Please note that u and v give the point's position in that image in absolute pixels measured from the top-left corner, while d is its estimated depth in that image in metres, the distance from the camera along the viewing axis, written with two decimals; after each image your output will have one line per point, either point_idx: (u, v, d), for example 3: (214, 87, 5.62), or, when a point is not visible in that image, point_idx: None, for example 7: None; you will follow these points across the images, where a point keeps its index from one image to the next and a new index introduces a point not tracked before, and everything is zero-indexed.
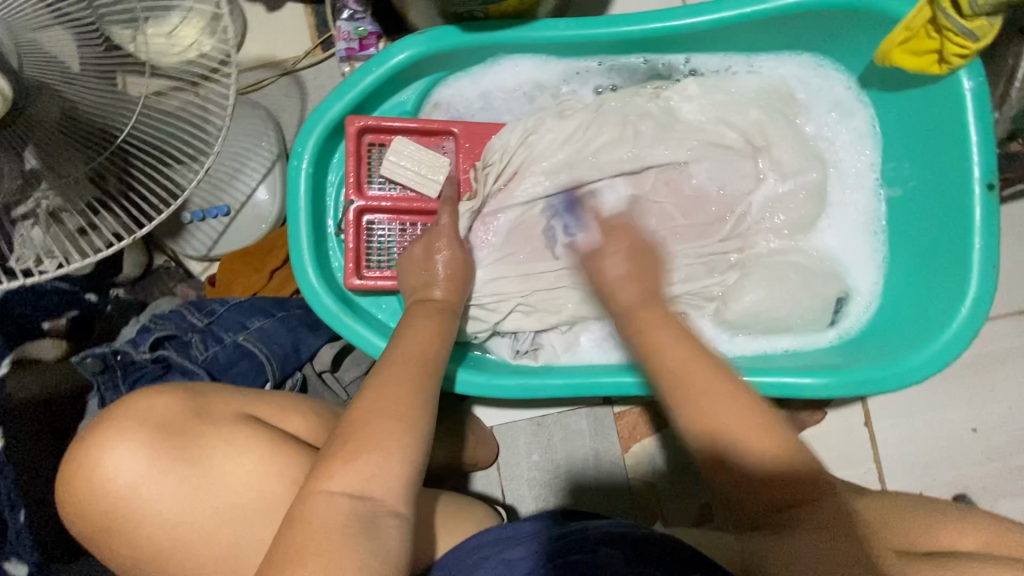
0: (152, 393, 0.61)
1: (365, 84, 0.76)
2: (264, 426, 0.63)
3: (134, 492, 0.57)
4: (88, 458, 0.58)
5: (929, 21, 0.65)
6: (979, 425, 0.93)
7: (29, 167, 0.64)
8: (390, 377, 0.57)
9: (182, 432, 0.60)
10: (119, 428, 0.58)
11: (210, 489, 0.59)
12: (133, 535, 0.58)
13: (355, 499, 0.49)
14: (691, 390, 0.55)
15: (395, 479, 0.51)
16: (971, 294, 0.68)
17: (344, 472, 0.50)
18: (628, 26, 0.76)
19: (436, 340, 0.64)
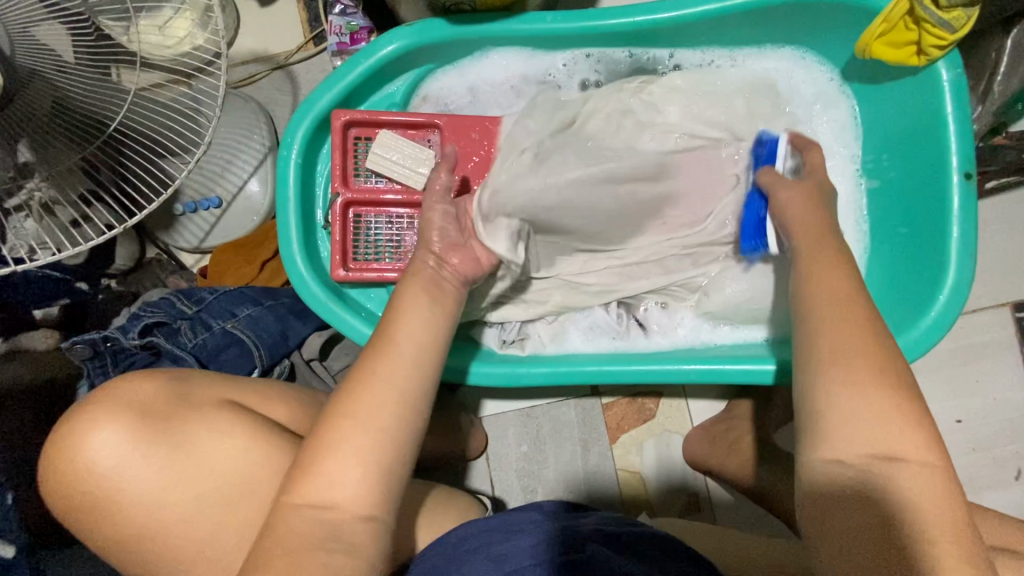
0: (139, 377, 0.62)
1: (353, 75, 0.78)
2: (247, 412, 0.63)
3: (115, 473, 0.58)
4: (72, 438, 0.58)
5: (906, 12, 0.67)
6: (964, 416, 0.93)
7: (21, 160, 0.64)
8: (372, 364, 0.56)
9: (166, 415, 0.60)
10: (103, 410, 0.59)
11: (190, 473, 0.59)
12: (114, 516, 0.58)
13: (319, 510, 0.50)
14: (834, 359, 0.50)
15: (375, 465, 0.51)
16: (947, 287, 0.69)
17: (312, 484, 0.51)
18: (614, 20, 0.77)
19: (433, 313, 0.61)
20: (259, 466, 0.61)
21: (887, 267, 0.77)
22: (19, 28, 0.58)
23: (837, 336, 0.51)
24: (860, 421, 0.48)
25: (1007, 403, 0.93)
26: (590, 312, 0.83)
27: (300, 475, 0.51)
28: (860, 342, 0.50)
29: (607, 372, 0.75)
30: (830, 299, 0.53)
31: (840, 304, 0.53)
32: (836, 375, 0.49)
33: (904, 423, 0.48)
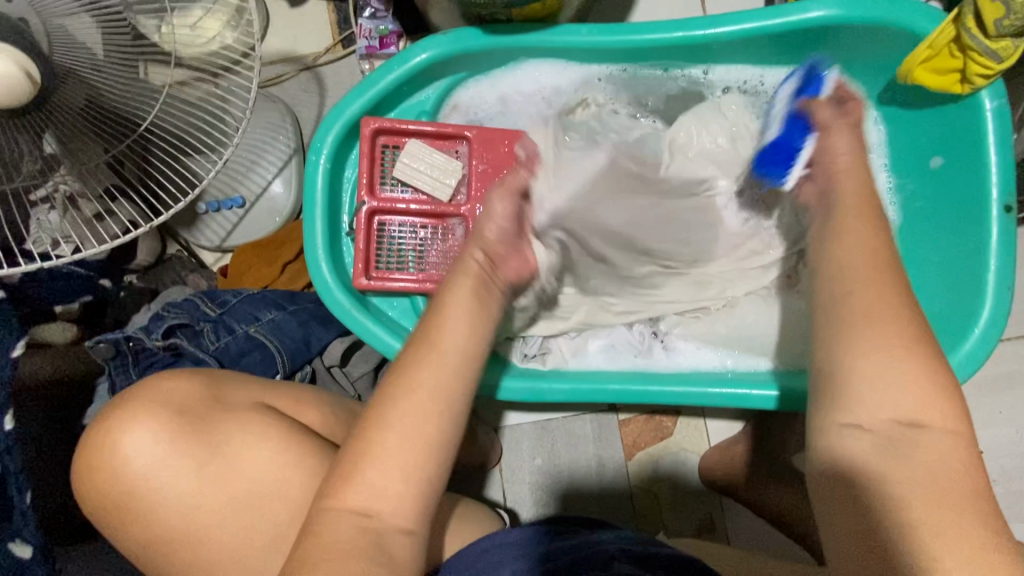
0: (174, 376, 0.62)
1: (385, 83, 0.77)
2: (281, 415, 0.63)
3: (150, 472, 0.58)
4: (108, 435, 0.58)
5: (952, 40, 0.65)
6: (986, 448, 0.92)
7: (47, 152, 0.63)
8: (412, 364, 0.53)
9: (199, 416, 0.60)
10: (141, 408, 0.59)
11: (225, 475, 0.59)
12: (144, 514, 0.58)
13: (361, 517, 0.47)
14: (856, 344, 0.48)
15: (409, 499, 0.48)
16: (981, 320, 0.67)
17: (355, 485, 0.48)
18: (649, 34, 0.76)
19: (473, 323, 0.57)
20: (301, 464, 0.60)
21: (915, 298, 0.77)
22: (55, 24, 0.59)
23: (880, 310, 0.48)
24: (885, 392, 0.46)
25: None
26: (612, 329, 0.82)
27: (345, 475, 0.48)
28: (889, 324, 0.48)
29: (629, 392, 0.74)
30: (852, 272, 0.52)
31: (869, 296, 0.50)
32: (874, 360, 0.47)
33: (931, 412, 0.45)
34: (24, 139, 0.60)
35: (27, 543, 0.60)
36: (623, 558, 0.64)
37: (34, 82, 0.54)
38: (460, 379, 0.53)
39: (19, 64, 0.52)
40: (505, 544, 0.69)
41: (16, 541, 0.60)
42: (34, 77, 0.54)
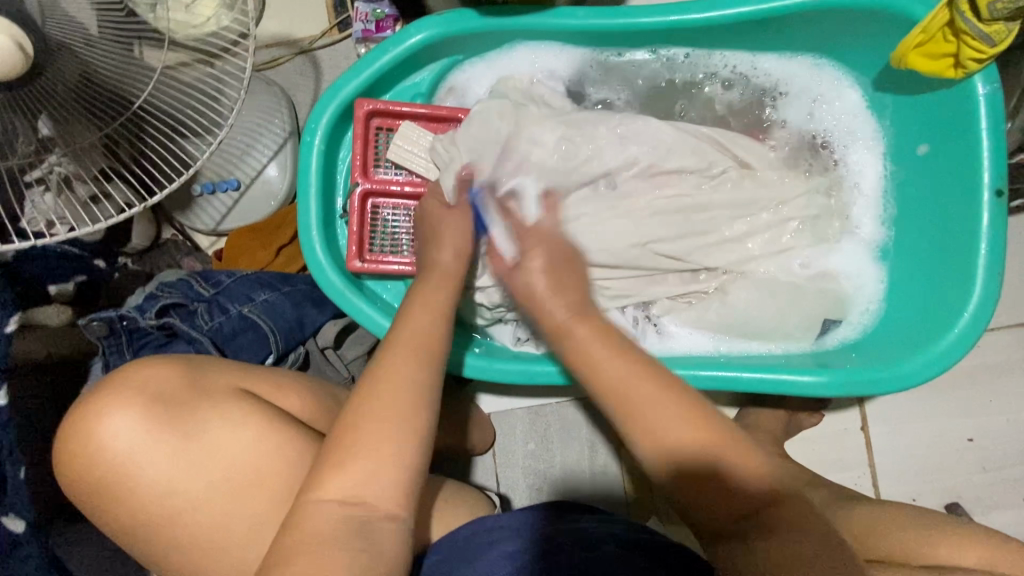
0: (148, 363, 0.60)
1: (380, 63, 0.77)
2: (261, 400, 0.62)
3: (130, 460, 0.57)
4: (86, 419, 0.57)
5: (946, 24, 0.65)
6: (976, 435, 0.93)
7: (42, 135, 0.63)
8: (384, 364, 0.56)
9: (181, 403, 0.59)
10: (118, 395, 0.58)
11: (207, 462, 0.58)
12: (125, 500, 0.57)
13: (346, 505, 0.50)
14: (629, 406, 0.59)
15: (392, 484, 0.51)
16: (970, 306, 0.68)
17: (340, 476, 0.50)
18: (645, 18, 0.76)
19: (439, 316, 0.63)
20: (283, 450, 0.59)
21: (905, 284, 0.77)
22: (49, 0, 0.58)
23: (606, 362, 0.61)
24: (672, 439, 0.57)
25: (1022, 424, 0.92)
26: (606, 313, 0.83)
27: (328, 468, 0.51)
28: (675, 413, 0.58)
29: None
30: (622, 388, 0.60)
31: (640, 386, 0.60)
32: (638, 420, 0.58)
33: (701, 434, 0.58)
34: (17, 117, 0.60)
35: (20, 517, 0.61)
36: (609, 540, 0.66)
37: (27, 55, 0.54)
38: (428, 363, 0.57)
39: (13, 38, 0.53)
40: (496, 527, 0.70)
41: (9, 514, 0.60)
42: (27, 50, 0.54)
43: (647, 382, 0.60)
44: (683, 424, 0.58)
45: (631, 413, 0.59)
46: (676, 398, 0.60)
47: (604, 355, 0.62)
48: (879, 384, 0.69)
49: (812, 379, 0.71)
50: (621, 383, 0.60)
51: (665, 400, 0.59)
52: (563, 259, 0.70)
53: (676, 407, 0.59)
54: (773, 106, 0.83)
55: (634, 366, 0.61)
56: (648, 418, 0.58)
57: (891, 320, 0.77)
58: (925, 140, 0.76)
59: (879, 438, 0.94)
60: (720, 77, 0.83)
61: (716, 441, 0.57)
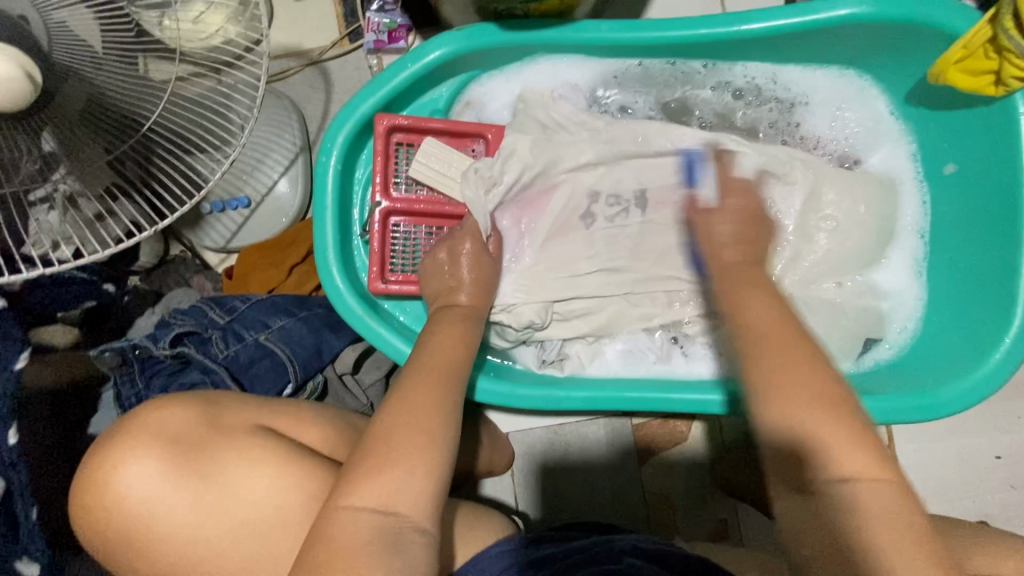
0: (165, 404, 0.57)
1: (397, 80, 0.74)
2: (281, 438, 0.59)
3: (149, 507, 0.54)
4: (104, 465, 0.54)
5: (988, 40, 0.63)
6: (1003, 452, 0.91)
7: (46, 151, 0.60)
8: (416, 384, 0.56)
9: (197, 446, 0.56)
10: (136, 440, 0.55)
11: (231, 504, 0.56)
12: (144, 552, 0.54)
13: (379, 514, 0.48)
14: (771, 349, 0.55)
15: (422, 495, 0.50)
16: (1012, 328, 0.66)
17: (370, 484, 0.49)
18: (671, 31, 0.73)
19: (460, 347, 0.63)
20: (304, 491, 0.57)
21: (943, 304, 0.75)
22: (54, 21, 0.56)
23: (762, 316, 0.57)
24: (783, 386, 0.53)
25: None
26: (630, 335, 0.80)
27: (359, 474, 0.49)
28: (802, 368, 0.54)
29: (645, 399, 0.73)
30: (765, 332, 0.56)
31: (767, 333, 0.56)
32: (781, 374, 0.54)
33: (829, 406, 0.52)
34: (20, 137, 0.58)
35: (35, 560, 0.59)
36: (633, 556, 0.66)
37: (35, 83, 0.52)
38: (453, 391, 0.57)
39: (21, 65, 0.50)
40: (518, 554, 0.68)
41: (23, 559, 0.58)
42: (35, 78, 0.51)
43: (792, 356, 0.54)
44: (804, 384, 0.53)
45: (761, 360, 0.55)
46: (797, 360, 0.54)
47: (760, 301, 0.59)
48: (920, 411, 0.67)
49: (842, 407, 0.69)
50: (764, 331, 0.56)
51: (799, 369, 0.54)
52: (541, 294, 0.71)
53: (804, 373, 0.54)
54: (798, 117, 0.80)
55: (783, 329, 0.56)
56: (768, 378, 0.54)
57: (929, 341, 0.75)
58: (951, 160, 0.74)
59: (905, 455, 0.92)
60: (744, 89, 0.80)
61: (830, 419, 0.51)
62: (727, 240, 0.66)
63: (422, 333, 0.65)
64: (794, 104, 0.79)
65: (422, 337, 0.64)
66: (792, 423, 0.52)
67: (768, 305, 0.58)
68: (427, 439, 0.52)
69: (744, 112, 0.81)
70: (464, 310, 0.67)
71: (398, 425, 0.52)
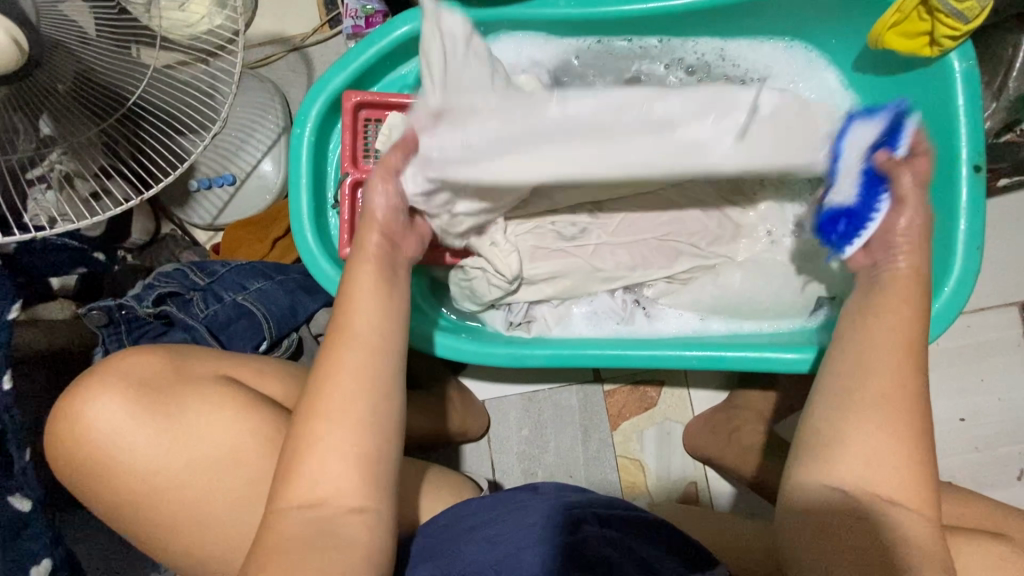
0: (135, 352, 0.63)
1: (366, 56, 0.79)
2: (241, 386, 0.64)
3: (114, 441, 0.59)
4: (77, 403, 0.60)
5: (920, 4, 0.66)
6: (967, 414, 0.93)
7: (43, 133, 0.66)
8: (337, 355, 0.55)
9: (161, 387, 0.61)
10: (105, 381, 0.60)
11: (188, 443, 0.60)
12: (106, 481, 0.59)
13: (306, 510, 0.52)
14: (852, 397, 0.52)
15: (349, 482, 0.52)
16: (952, 278, 0.68)
17: (300, 484, 0.52)
18: (625, 7, 0.77)
19: (387, 297, 0.59)
20: (261, 432, 0.61)
21: None
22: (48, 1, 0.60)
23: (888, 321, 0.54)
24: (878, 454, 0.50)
25: (1013, 403, 0.93)
26: (595, 297, 0.84)
27: (287, 477, 0.52)
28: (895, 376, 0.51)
29: (603, 356, 0.76)
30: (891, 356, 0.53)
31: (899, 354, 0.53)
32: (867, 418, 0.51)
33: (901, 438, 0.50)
34: (20, 117, 0.63)
35: (27, 497, 0.63)
36: (591, 521, 0.66)
37: (23, 51, 0.55)
38: (380, 355, 0.56)
39: (9, 34, 0.54)
40: (475, 510, 0.70)
41: (16, 494, 0.62)
42: (22, 45, 0.55)
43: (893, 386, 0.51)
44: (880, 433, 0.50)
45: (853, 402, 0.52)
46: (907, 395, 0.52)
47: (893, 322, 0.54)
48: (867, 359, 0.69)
49: (774, 355, 0.73)
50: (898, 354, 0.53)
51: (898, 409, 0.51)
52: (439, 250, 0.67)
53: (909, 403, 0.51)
54: (751, 87, 0.83)
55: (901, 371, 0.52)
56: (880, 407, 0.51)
57: None
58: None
59: None
60: (699, 62, 0.84)
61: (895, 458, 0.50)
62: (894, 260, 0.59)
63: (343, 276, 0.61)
64: (746, 75, 0.83)
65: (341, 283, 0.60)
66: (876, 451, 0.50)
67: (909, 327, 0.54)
68: (350, 428, 0.53)
69: (700, 83, 0.85)
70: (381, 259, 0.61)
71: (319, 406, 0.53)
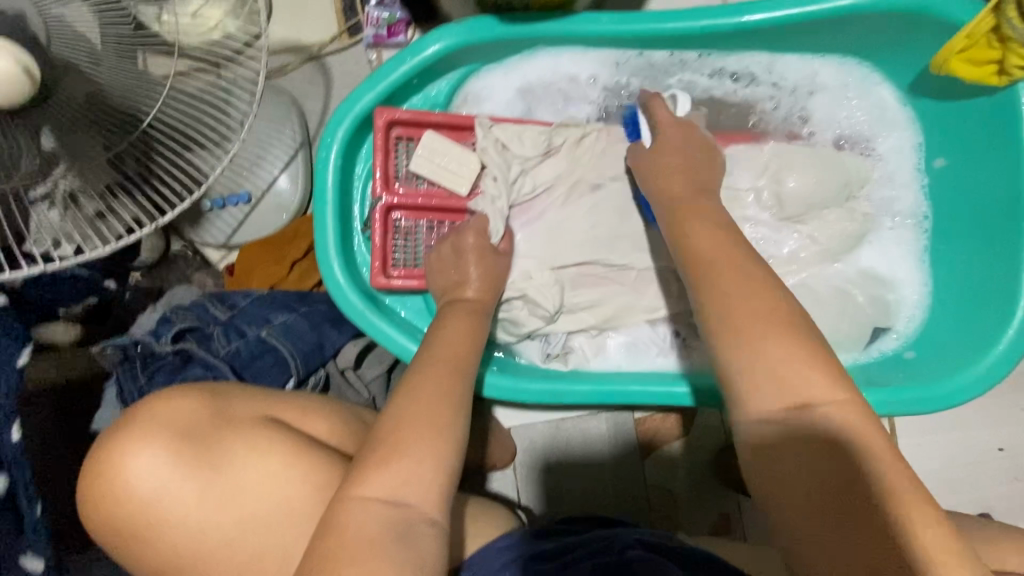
0: (174, 394, 0.57)
1: (398, 74, 0.73)
2: (287, 427, 0.60)
3: (157, 498, 0.54)
4: (112, 457, 0.54)
5: (991, 29, 0.62)
6: (1006, 444, 0.91)
7: (46, 147, 0.57)
8: (428, 375, 0.56)
9: (205, 434, 0.56)
10: (143, 431, 0.55)
11: (239, 494, 0.56)
12: (150, 541, 0.54)
13: (388, 506, 0.48)
14: (716, 270, 0.55)
15: (433, 487, 0.50)
16: (1017, 317, 0.66)
17: (380, 476, 0.49)
18: (669, 23, 0.72)
19: (469, 341, 0.62)
20: (309, 480, 0.57)
21: (952, 293, 0.74)
22: (52, 16, 0.53)
23: (705, 236, 0.58)
24: (773, 348, 0.51)
25: None
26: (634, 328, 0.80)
27: (367, 468, 0.49)
28: (743, 276, 0.54)
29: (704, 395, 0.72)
30: (712, 258, 0.56)
31: (723, 259, 0.56)
32: (737, 311, 0.53)
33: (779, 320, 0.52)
34: (18, 136, 0.55)
35: (39, 558, 0.58)
36: (638, 546, 0.66)
37: (34, 79, 0.50)
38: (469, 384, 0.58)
39: (18, 61, 0.48)
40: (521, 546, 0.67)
41: (28, 555, 0.57)
42: (34, 73, 0.49)
43: (754, 278, 0.54)
44: (789, 336, 0.51)
45: (719, 286, 0.54)
46: (755, 295, 0.53)
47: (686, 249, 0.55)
48: (926, 404, 0.66)
49: None
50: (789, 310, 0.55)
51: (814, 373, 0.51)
52: (496, 267, 0.70)
53: (760, 305, 0.53)
54: (796, 109, 0.79)
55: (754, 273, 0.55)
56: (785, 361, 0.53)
57: (933, 329, 0.75)
58: (942, 154, 0.75)
59: (908, 447, 0.92)
60: (740, 81, 0.80)
61: (827, 386, 0.50)
62: (652, 190, 0.64)
63: (433, 327, 0.64)
64: (792, 96, 0.79)
65: (431, 332, 0.63)
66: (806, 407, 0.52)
67: (714, 229, 0.58)
68: (437, 431, 0.52)
69: (743, 104, 0.80)
70: (471, 305, 0.66)
71: (405, 414, 0.52)
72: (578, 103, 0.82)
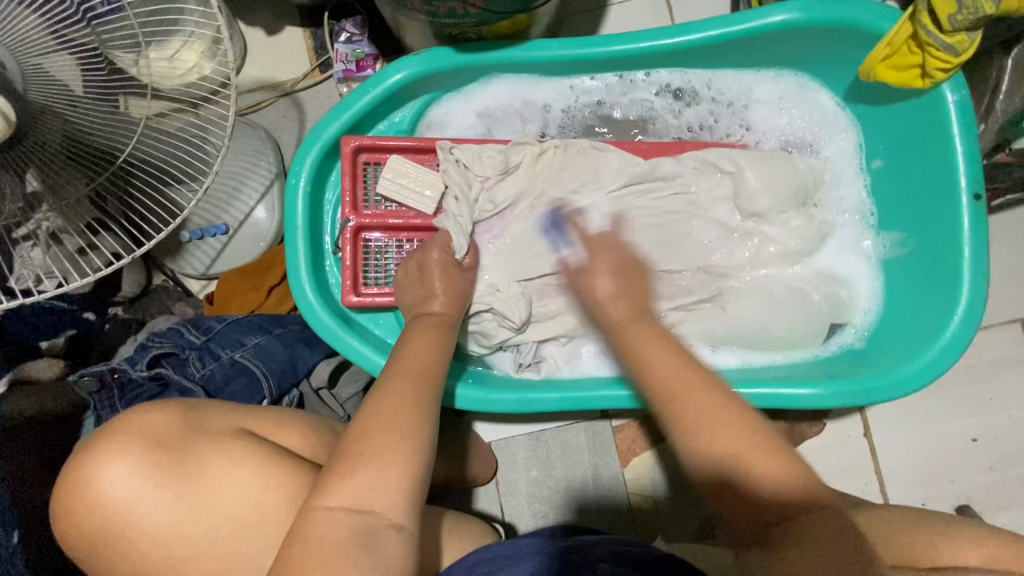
0: (148, 407, 0.59)
1: (361, 104, 0.78)
2: (260, 439, 0.61)
3: (127, 507, 0.55)
4: (83, 468, 0.55)
5: (911, 36, 0.67)
6: (979, 435, 0.92)
7: (29, 189, 0.60)
8: (392, 385, 0.58)
9: (177, 444, 0.58)
10: (117, 444, 0.55)
11: (210, 503, 0.57)
12: (120, 552, 0.55)
13: (354, 513, 0.49)
14: (696, 411, 0.52)
15: (397, 491, 0.51)
16: (962, 302, 0.69)
17: (346, 486, 0.50)
18: (615, 46, 0.77)
19: (435, 350, 0.64)
20: (281, 489, 0.59)
21: (903, 284, 0.77)
22: (31, 63, 0.56)
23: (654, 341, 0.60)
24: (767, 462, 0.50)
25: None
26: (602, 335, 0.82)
27: (332, 481, 0.50)
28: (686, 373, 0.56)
29: None
30: (666, 371, 0.56)
31: (677, 368, 0.56)
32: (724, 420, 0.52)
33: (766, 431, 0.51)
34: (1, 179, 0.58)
35: None
36: (606, 558, 0.64)
37: (9, 121, 0.53)
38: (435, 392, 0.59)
39: None
40: (496, 554, 0.68)
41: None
42: (8, 116, 0.52)
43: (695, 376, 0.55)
44: (768, 450, 0.50)
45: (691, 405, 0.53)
46: (738, 424, 0.51)
47: (660, 346, 0.59)
48: (879, 392, 0.68)
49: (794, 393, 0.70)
50: (729, 350, 0.57)
51: (757, 402, 0.53)
52: (461, 282, 0.73)
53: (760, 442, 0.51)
54: (742, 120, 0.84)
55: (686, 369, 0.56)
56: (701, 404, 0.53)
57: (888, 321, 0.77)
58: (880, 155, 0.80)
59: (882, 442, 0.93)
60: (687, 97, 0.84)
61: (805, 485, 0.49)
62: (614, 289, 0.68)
63: (402, 339, 0.66)
64: (737, 107, 0.84)
65: (398, 345, 0.65)
66: (746, 443, 0.50)
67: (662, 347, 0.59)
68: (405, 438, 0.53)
69: (692, 118, 0.85)
70: (437, 318, 0.69)
71: (370, 425, 0.53)
72: (536, 123, 0.86)
